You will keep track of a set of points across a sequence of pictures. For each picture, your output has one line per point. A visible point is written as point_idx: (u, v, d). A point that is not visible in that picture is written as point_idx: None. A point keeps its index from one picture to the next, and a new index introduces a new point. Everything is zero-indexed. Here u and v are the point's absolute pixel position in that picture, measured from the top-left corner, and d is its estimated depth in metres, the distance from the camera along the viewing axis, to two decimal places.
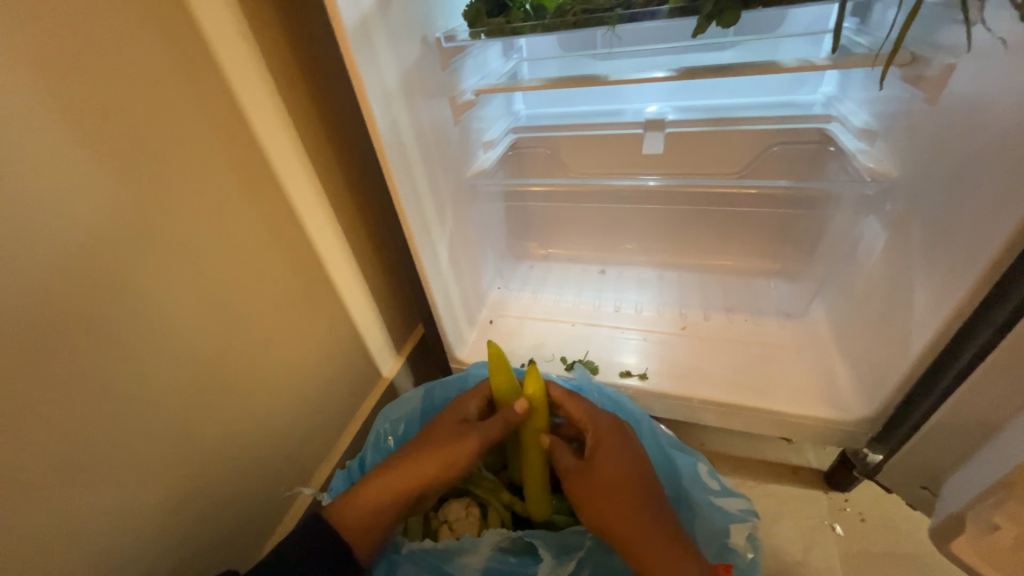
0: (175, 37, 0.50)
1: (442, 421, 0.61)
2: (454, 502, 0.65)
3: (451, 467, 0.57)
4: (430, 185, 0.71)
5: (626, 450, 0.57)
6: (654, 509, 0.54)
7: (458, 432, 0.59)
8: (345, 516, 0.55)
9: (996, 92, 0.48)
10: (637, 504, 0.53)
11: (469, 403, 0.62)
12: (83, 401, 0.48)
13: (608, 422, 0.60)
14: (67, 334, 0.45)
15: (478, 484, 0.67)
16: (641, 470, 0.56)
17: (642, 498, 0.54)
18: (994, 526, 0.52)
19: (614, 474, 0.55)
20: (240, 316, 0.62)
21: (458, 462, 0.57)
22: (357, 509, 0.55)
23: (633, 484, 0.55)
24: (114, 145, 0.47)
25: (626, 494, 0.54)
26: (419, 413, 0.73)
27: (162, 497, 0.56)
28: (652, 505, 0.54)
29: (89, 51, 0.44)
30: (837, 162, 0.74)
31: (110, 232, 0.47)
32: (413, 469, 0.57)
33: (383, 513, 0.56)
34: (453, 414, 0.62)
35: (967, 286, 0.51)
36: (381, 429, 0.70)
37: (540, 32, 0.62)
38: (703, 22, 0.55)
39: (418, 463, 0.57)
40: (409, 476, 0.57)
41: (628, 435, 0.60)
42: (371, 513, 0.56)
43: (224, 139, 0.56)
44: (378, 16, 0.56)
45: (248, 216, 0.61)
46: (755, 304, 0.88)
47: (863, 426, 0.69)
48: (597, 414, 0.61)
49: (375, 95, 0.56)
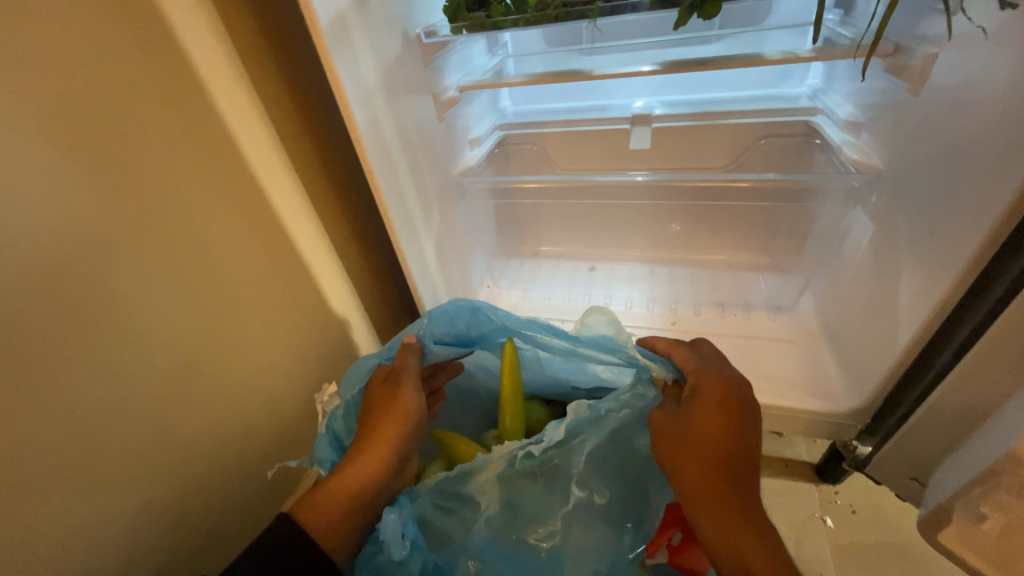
0: (146, 38, 0.49)
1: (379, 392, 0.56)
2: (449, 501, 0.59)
3: (409, 420, 0.55)
4: (414, 182, 0.70)
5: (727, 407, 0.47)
6: (745, 487, 0.44)
7: (393, 386, 0.57)
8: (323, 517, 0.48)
9: (975, 81, 0.48)
10: (732, 476, 0.44)
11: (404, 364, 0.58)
12: (57, 412, 0.46)
13: (716, 379, 0.49)
14: (39, 342, 0.44)
15: None
16: (740, 434, 0.46)
17: (738, 469, 0.44)
18: (982, 516, 0.52)
19: (713, 434, 0.45)
20: (221, 320, 0.61)
21: (410, 408, 0.55)
22: (337, 501, 0.49)
23: (731, 451, 0.45)
24: (83, 145, 0.45)
25: (710, 455, 0.45)
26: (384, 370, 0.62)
27: (145, 508, 0.55)
28: (745, 481, 0.44)
29: (54, 48, 0.42)
30: (823, 154, 0.74)
31: (81, 237, 0.46)
32: (379, 444, 0.52)
33: (365, 497, 0.50)
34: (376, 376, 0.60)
35: (950, 276, 0.51)
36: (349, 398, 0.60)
37: (521, 25, 0.61)
38: (685, 14, 0.55)
39: (373, 428, 0.53)
40: (371, 443, 0.52)
41: (741, 393, 0.48)
42: (352, 503, 0.50)
43: (201, 141, 0.55)
44: (355, 11, 0.55)
45: (227, 218, 0.60)
46: (745, 299, 0.88)
47: (852, 418, 0.69)
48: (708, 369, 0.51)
49: (353, 91, 0.55)
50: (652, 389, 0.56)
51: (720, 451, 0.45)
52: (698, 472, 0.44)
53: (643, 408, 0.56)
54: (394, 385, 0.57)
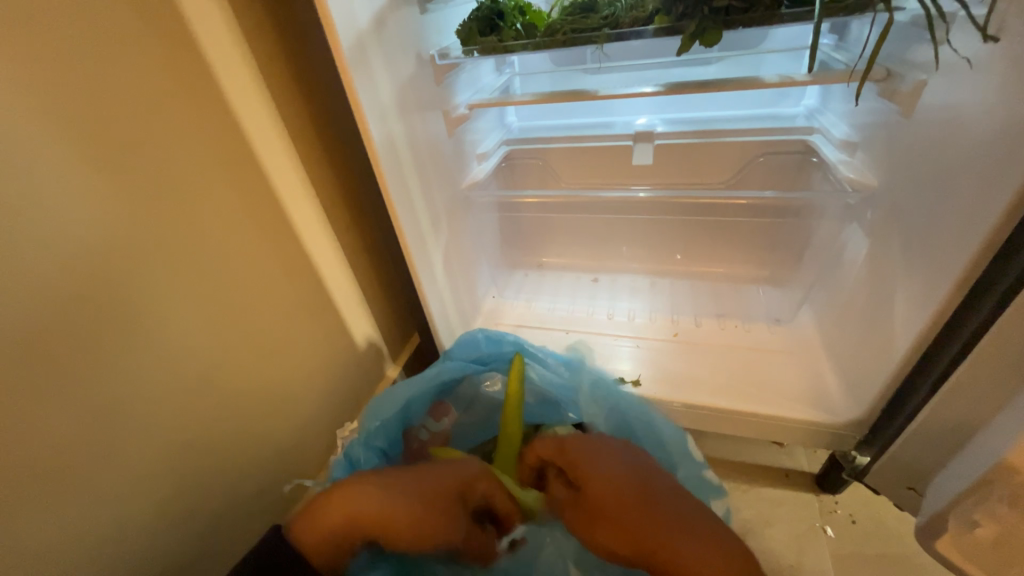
0: (174, 58, 0.52)
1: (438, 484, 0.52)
2: None
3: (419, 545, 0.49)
4: (425, 196, 0.73)
5: (638, 473, 0.53)
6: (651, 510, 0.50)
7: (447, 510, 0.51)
8: (305, 533, 0.49)
9: (961, 108, 0.51)
10: (640, 515, 0.50)
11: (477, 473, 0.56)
12: (79, 414, 0.48)
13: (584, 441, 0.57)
14: (63, 347, 0.46)
15: None
16: (620, 478, 0.52)
17: (638, 508, 0.50)
18: (975, 523, 0.53)
19: (597, 487, 0.53)
20: (237, 327, 0.63)
21: (432, 539, 0.50)
22: (321, 531, 0.49)
23: (615, 495, 0.51)
24: (112, 160, 0.48)
25: (611, 498, 0.52)
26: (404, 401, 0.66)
27: (161, 510, 0.57)
28: (649, 513, 0.50)
29: (88, 70, 0.45)
30: (819, 172, 0.77)
31: (105, 246, 0.48)
32: (389, 516, 0.49)
33: (339, 546, 0.49)
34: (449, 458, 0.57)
35: (942, 292, 0.54)
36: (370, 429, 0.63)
37: (531, 50, 0.64)
38: (688, 41, 0.58)
39: (403, 508, 0.49)
40: (387, 514, 0.49)
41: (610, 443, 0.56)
42: (323, 542, 0.49)
43: (222, 155, 0.58)
44: (375, 34, 0.58)
45: (244, 230, 0.62)
46: (745, 311, 0.90)
47: (851, 428, 0.70)
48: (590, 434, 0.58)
49: (371, 110, 0.58)
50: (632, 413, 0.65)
51: (622, 505, 0.51)
52: (619, 518, 0.50)
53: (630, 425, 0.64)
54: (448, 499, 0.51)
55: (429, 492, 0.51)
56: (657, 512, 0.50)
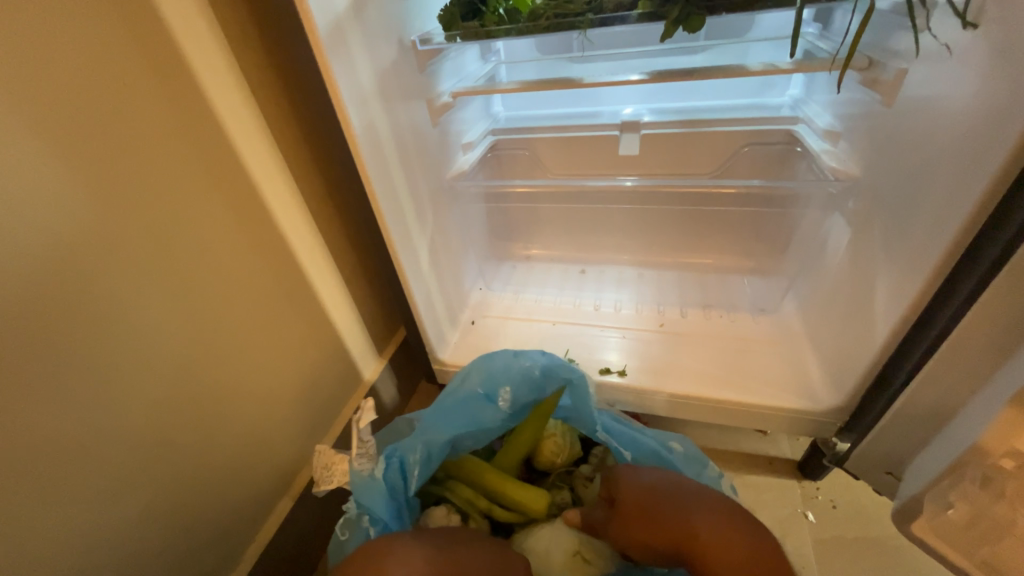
0: (146, 42, 0.50)
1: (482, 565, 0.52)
2: (437, 509, 0.68)
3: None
4: (409, 186, 0.71)
5: (666, 479, 0.58)
6: (689, 500, 0.55)
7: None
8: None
9: (940, 97, 0.51)
10: (675, 504, 0.55)
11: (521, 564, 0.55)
12: (51, 410, 0.47)
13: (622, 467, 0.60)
14: (33, 341, 0.45)
15: (457, 493, 0.70)
16: (660, 486, 0.57)
17: (675, 500, 0.55)
18: (950, 505, 0.55)
19: (636, 494, 0.56)
20: (217, 319, 0.61)
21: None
22: None
23: (656, 492, 0.56)
24: (80, 147, 0.46)
25: (652, 502, 0.55)
26: (448, 424, 0.69)
27: (139, 507, 0.55)
28: (687, 500, 0.55)
29: (52, 52, 0.43)
30: (804, 162, 0.77)
31: (75, 235, 0.47)
32: None
33: None
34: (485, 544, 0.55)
35: (921, 279, 0.54)
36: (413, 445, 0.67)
37: (514, 35, 0.63)
38: (671, 27, 0.57)
39: None
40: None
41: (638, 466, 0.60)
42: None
43: (198, 142, 0.56)
44: (353, 18, 0.56)
45: (224, 219, 0.60)
46: (729, 301, 0.90)
47: (833, 416, 0.71)
48: (637, 473, 0.59)
49: (350, 97, 0.57)
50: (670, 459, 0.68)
51: (654, 500, 0.55)
52: (662, 514, 0.54)
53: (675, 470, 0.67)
54: None
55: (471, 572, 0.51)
56: (677, 497, 0.55)
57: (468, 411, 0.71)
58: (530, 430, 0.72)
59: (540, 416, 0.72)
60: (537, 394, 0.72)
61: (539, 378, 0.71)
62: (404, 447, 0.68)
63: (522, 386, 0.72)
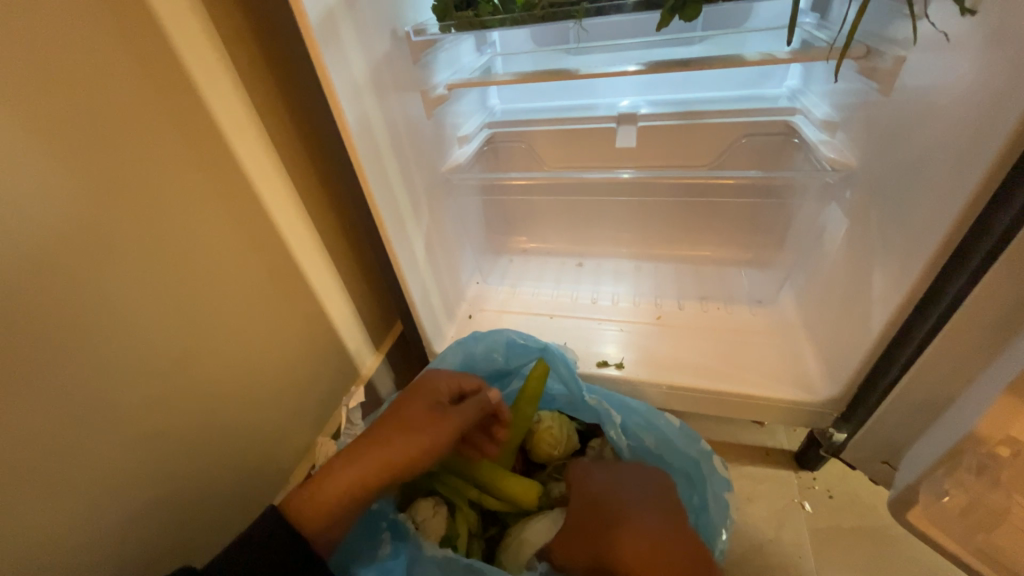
0: (136, 33, 0.49)
1: (412, 406, 0.60)
2: (422, 502, 0.66)
3: (428, 456, 0.57)
4: (404, 179, 0.71)
5: (616, 490, 0.61)
6: (639, 517, 0.57)
7: (433, 419, 0.59)
8: (314, 511, 0.52)
9: (938, 85, 0.51)
10: (622, 520, 0.57)
11: (439, 383, 0.63)
12: (46, 407, 0.46)
13: (576, 471, 0.65)
14: (27, 337, 0.44)
15: (445, 484, 0.70)
16: (610, 501, 0.60)
17: (622, 516, 0.58)
18: (945, 492, 0.55)
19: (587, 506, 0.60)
20: (212, 314, 0.61)
21: (437, 447, 0.58)
22: (323, 499, 0.52)
23: (604, 507, 0.59)
24: (67, 140, 0.45)
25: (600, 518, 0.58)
26: None
27: (137, 502, 0.55)
28: (638, 516, 0.58)
29: (41, 44, 0.42)
30: (802, 153, 0.77)
31: (67, 230, 0.46)
32: (381, 447, 0.55)
33: (347, 499, 0.53)
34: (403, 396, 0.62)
35: (917, 269, 0.54)
36: None
37: (509, 25, 0.62)
38: (667, 15, 0.57)
39: (393, 448, 0.56)
40: (386, 461, 0.55)
41: (591, 469, 0.65)
42: (341, 511, 0.53)
43: (191, 135, 0.55)
44: (345, 8, 0.55)
45: (218, 214, 0.60)
46: (726, 293, 0.90)
47: (829, 406, 0.71)
48: (590, 479, 0.63)
49: (343, 88, 0.56)
50: (659, 421, 0.72)
51: (603, 518, 0.58)
52: (609, 532, 0.57)
53: (655, 433, 0.72)
54: (431, 415, 0.59)
55: (407, 413, 0.59)
56: (626, 515, 0.58)
57: None
58: (523, 413, 0.72)
59: (527, 397, 0.73)
60: (510, 364, 0.80)
61: (510, 352, 0.79)
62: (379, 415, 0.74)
63: (497, 361, 0.79)
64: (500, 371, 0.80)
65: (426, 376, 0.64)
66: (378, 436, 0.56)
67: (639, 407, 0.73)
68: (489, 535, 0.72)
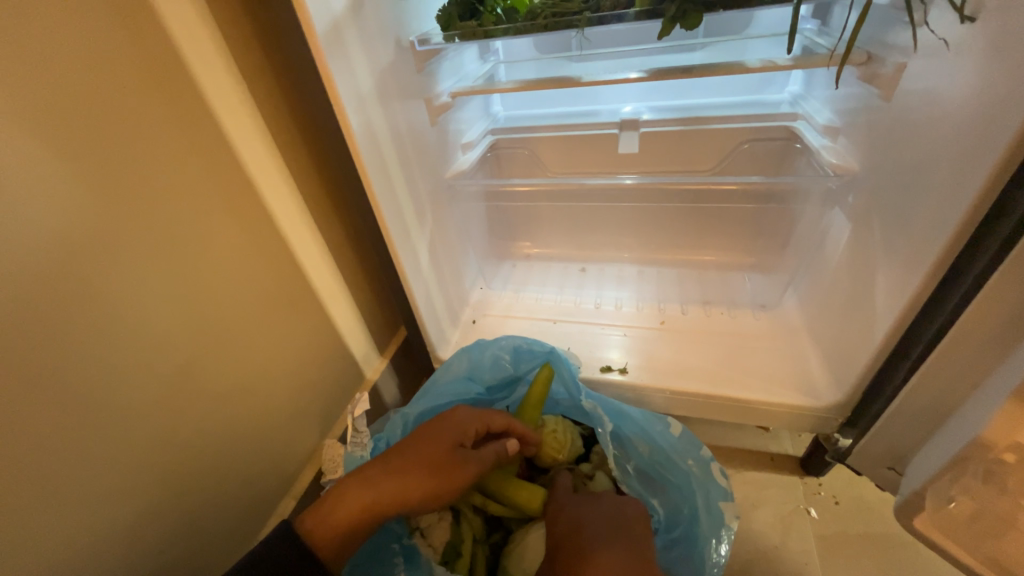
0: (147, 47, 0.50)
1: (437, 442, 0.59)
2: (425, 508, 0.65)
3: (433, 502, 0.57)
4: (409, 186, 0.72)
5: (592, 513, 0.59)
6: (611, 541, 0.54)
7: (452, 462, 0.58)
8: (324, 530, 0.52)
9: (938, 90, 0.51)
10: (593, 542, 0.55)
11: (469, 425, 0.61)
12: (57, 412, 0.47)
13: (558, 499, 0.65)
14: (40, 343, 0.45)
15: None
16: (586, 522, 0.58)
17: (596, 539, 0.55)
18: (950, 498, 0.55)
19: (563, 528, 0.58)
20: (219, 320, 0.62)
21: (449, 492, 0.57)
22: (334, 519, 0.52)
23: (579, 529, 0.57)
24: (79, 150, 0.46)
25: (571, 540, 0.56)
26: (429, 408, 0.75)
27: (144, 507, 0.56)
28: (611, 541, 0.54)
29: (56, 59, 0.44)
30: (803, 158, 0.77)
31: (79, 239, 0.47)
32: (399, 478, 0.56)
33: (359, 524, 0.53)
34: (432, 424, 0.61)
35: (920, 272, 0.54)
36: (397, 423, 0.72)
37: (512, 34, 0.63)
38: (668, 24, 0.57)
39: (411, 485, 0.56)
40: (392, 496, 0.55)
41: (572, 498, 0.64)
42: (348, 533, 0.53)
43: (199, 145, 0.57)
44: (351, 19, 0.56)
45: (225, 221, 0.61)
46: (731, 297, 0.91)
47: (833, 412, 0.71)
48: (566, 507, 0.62)
49: (348, 97, 0.57)
50: (659, 424, 0.73)
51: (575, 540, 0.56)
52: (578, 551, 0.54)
53: (660, 441, 0.72)
54: (455, 459, 0.59)
55: (431, 448, 0.58)
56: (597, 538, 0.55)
57: (450, 392, 0.76)
58: (529, 419, 0.72)
59: (533, 402, 0.73)
60: (515, 370, 0.80)
61: (516, 358, 0.79)
62: (387, 430, 0.72)
63: (502, 367, 0.79)
64: (505, 377, 0.80)
65: (459, 412, 0.63)
66: (398, 466, 0.56)
67: (640, 415, 0.74)
68: (493, 540, 0.72)
